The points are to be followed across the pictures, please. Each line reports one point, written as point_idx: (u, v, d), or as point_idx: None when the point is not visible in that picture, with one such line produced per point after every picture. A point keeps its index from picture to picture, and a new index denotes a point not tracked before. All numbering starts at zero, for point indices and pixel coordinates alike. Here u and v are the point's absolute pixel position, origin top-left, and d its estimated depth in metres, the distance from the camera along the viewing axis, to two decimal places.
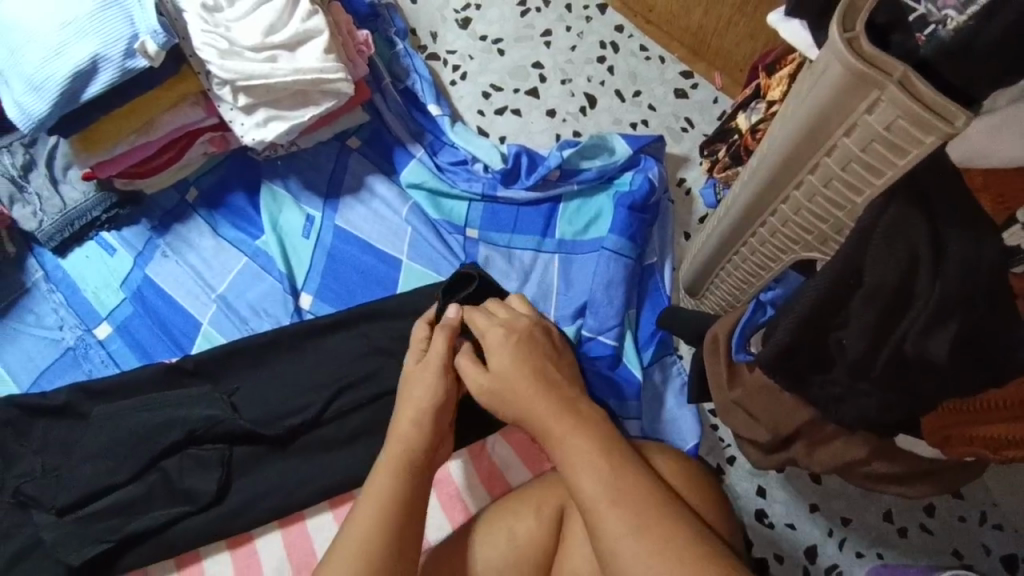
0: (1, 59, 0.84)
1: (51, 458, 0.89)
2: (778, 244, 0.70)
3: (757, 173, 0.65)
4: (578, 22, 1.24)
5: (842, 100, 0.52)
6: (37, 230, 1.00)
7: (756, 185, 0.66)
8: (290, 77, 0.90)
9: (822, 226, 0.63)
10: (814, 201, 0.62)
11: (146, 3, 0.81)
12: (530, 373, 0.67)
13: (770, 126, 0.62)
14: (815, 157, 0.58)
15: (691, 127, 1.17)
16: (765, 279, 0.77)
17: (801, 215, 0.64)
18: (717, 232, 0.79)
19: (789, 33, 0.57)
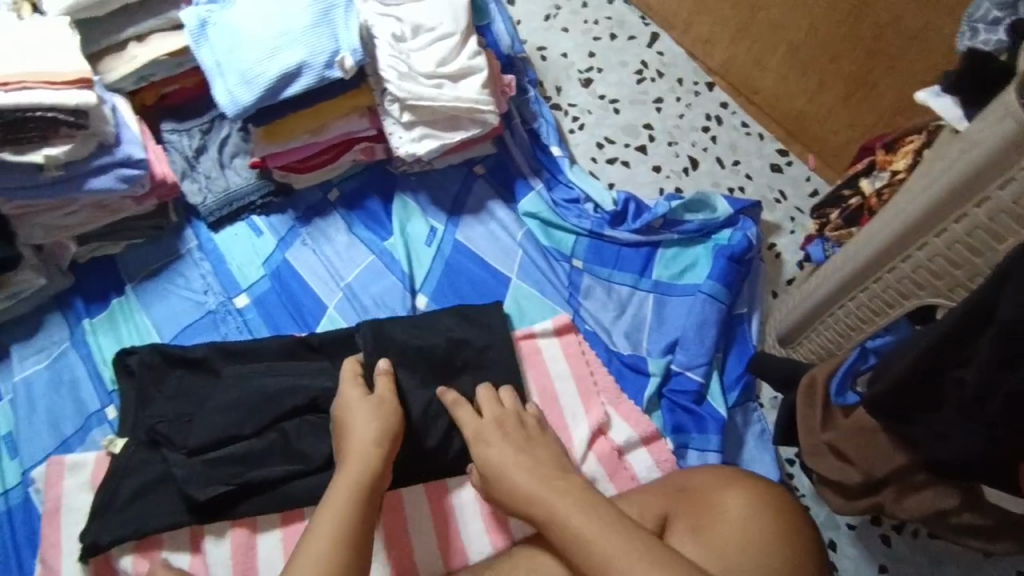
0: (218, 52, 0.96)
1: (182, 405, 0.96)
2: (903, 289, 0.77)
3: (898, 220, 0.72)
4: (688, 94, 1.37)
5: (1005, 155, 0.61)
6: (201, 205, 1.12)
7: (879, 243, 0.76)
8: (451, 103, 1.03)
9: (956, 271, 0.71)
10: (953, 248, 0.70)
11: (351, 26, 0.96)
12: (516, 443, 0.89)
13: (913, 179, 0.71)
14: (964, 207, 0.67)
15: (784, 198, 1.27)
16: (878, 325, 0.83)
17: (936, 261, 0.72)
18: (834, 279, 0.85)
19: (942, 106, 0.71)
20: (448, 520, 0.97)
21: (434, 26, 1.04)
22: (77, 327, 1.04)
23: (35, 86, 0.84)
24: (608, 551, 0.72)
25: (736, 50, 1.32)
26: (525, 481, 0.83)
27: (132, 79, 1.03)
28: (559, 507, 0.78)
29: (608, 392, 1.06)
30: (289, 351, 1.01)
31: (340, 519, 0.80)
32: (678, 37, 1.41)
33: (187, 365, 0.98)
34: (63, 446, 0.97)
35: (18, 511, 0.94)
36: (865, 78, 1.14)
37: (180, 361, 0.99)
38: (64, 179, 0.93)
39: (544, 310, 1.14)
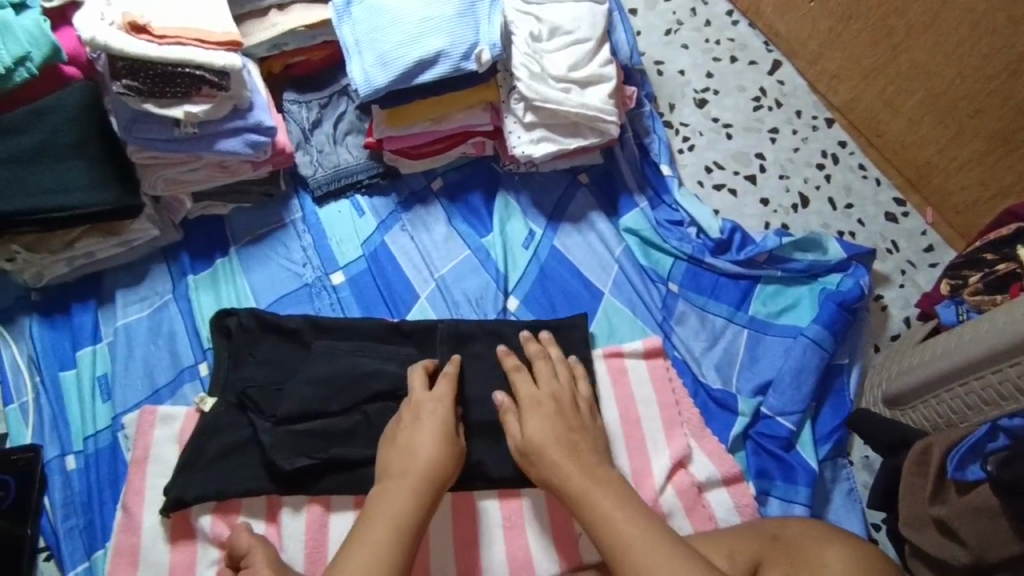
0: (361, 32, 0.98)
1: (275, 372, 0.96)
2: None
3: None
4: (805, 128, 1.32)
5: None
6: (310, 177, 1.12)
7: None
8: (577, 108, 1.01)
9: None
10: None
11: (494, 22, 0.96)
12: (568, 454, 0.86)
13: None
14: None
15: (896, 250, 1.22)
16: (1001, 410, 0.80)
17: None
18: (964, 353, 0.81)
19: None
20: (519, 532, 0.93)
21: (571, 30, 1.03)
22: (180, 282, 1.06)
23: (189, 43, 0.86)
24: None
25: (865, 90, 1.26)
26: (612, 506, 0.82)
27: (266, 46, 1.04)
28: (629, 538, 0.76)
29: (692, 423, 1.02)
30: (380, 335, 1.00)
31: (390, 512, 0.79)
32: (802, 68, 1.36)
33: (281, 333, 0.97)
34: (154, 397, 0.98)
35: (104, 455, 0.94)
36: (1011, 136, 1.08)
37: (274, 328, 0.98)
38: (196, 136, 0.94)
39: (634, 331, 1.10)
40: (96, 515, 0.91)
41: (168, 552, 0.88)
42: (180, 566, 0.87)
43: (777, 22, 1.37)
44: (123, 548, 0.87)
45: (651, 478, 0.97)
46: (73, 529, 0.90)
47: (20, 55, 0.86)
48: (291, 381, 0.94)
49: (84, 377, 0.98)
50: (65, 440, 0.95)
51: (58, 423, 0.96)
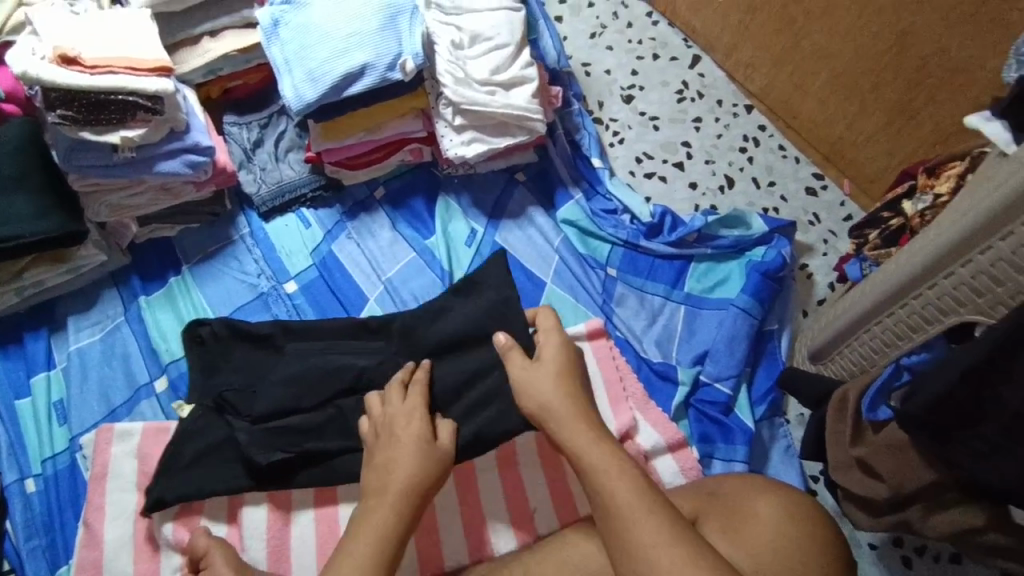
0: (290, 50, 1.02)
1: (249, 375, 0.96)
2: (927, 315, 0.80)
3: (926, 251, 0.77)
4: (726, 115, 1.41)
5: None
6: (254, 194, 1.16)
7: (921, 260, 0.78)
8: (502, 108, 1.07)
9: (978, 300, 0.74)
10: (978, 277, 0.73)
11: (416, 33, 1.02)
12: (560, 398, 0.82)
13: (944, 214, 0.75)
14: (989, 240, 0.70)
15: (817, 221, 1.30)
16: (900, 350, 0.87)
17: (959, 290, 0.75)
18: (863, 302, 0.89)
19: (991, 129, 0.72)
20: (476, 513, 0.96)
21: (491, 36, 1.09)
22: (132, 304, 1.08)
23: (121, 71, 0.89)
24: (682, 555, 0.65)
25: (776, 75, 1.35)
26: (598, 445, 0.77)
27: (201, 72, 1.08)
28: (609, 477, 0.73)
29: (636, 397, 1.07)
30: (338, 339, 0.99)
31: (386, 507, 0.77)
32: (720, 61, 1.45)
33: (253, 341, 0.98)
34: (111, 416, 1.00)
35: (63, 476, 0.96)
36: (906, 106, 1.16)
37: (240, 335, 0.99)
38: (135, 161, 0.98)
39: (577, 315, 1.16)
40: (58, 534, 0.92)
41: (131, 563, 0.89)
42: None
43: (693, 19, 1.45)
44: (86, 563, 0.89)
45: None
46: (35, 550, 0.91)
47: None
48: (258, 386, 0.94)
49: (40, 403, 1.00)
50: (23, 465, 0.96)
51: (15, 449, 0.97)
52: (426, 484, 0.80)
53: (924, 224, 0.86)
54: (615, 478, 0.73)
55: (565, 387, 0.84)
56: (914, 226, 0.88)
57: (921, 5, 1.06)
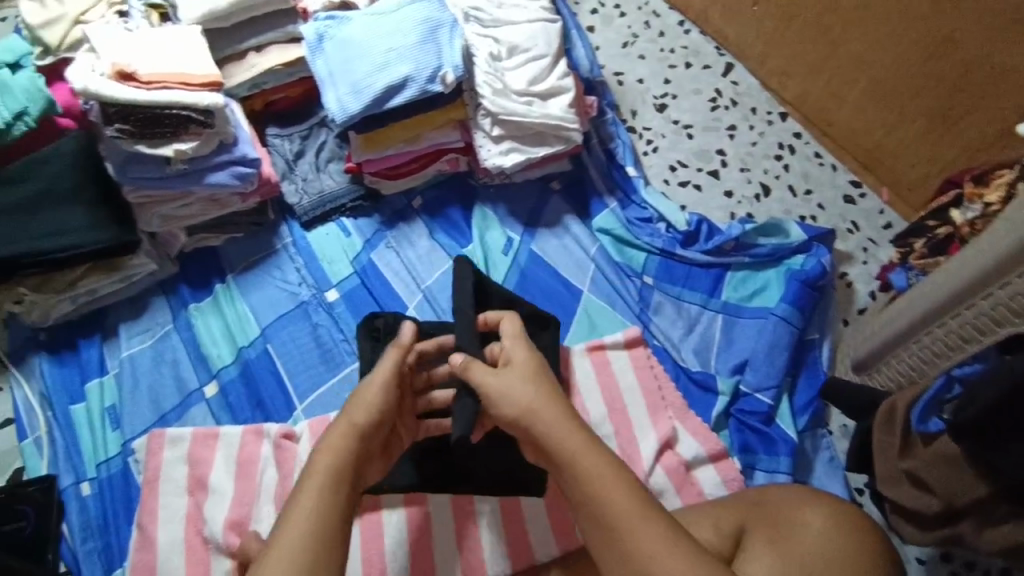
0: (333, 64, 1.05)
1: None
2: (982, 325, 0.80)
3: (982, 261, 0.77)
4: (761, 123, 1.40)
5: None
6: (296, 204, 1.19)
7: (983, 264, 0.77)
8: (540, 119, 1.08)
9: None
10: None
11: (456, 46, 1.04)
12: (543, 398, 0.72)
13: (997, 225, 0.75)
14: None
15: (856, 229, 1.28)
16: (951, 360, 0.86)
17: (1016, 299, 0.75)
18: (912, 312, 0.88)
19: None
20: (518, 521, 0.97)
21: (528, 47, 1.10)
22: (181, 312, 1.11)
23: (175, 86, 0.93)
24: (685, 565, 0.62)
25: (811, 83, 1.34)
26: (592, 451, 0.68)
27: (247, 86, 1.11)
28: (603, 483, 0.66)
29: (675, 406, 1.07)
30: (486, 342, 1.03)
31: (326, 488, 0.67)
32: (753, 69, 1.44)
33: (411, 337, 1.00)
34: (161, 421, 1.03)
35: (117, 479, 0.98)
36: (947, 113, 1.15)
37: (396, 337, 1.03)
38: (187, 173, 1.01)
39: (614, 325, 1.16)
40: (112, 536, 0.95)
41: (182, 566, 0.91)
42: None
43: (726, 28, 1.45)
44: (140, 566, 0.91)
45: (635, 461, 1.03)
46: (91, 552, 0.94)
47: (18, 110, 0.93)
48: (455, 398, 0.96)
49: (94, 407, 1.03)
50: (79, 468, 0.99)
51: (71, 453, 1.00)
52: (356, 451, 0.72)
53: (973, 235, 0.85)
54: (610, 486, 0.66)
55: (550, 391, 0.73)
56: (964, 235, 0.86)
57: (962, 11, 1.05)
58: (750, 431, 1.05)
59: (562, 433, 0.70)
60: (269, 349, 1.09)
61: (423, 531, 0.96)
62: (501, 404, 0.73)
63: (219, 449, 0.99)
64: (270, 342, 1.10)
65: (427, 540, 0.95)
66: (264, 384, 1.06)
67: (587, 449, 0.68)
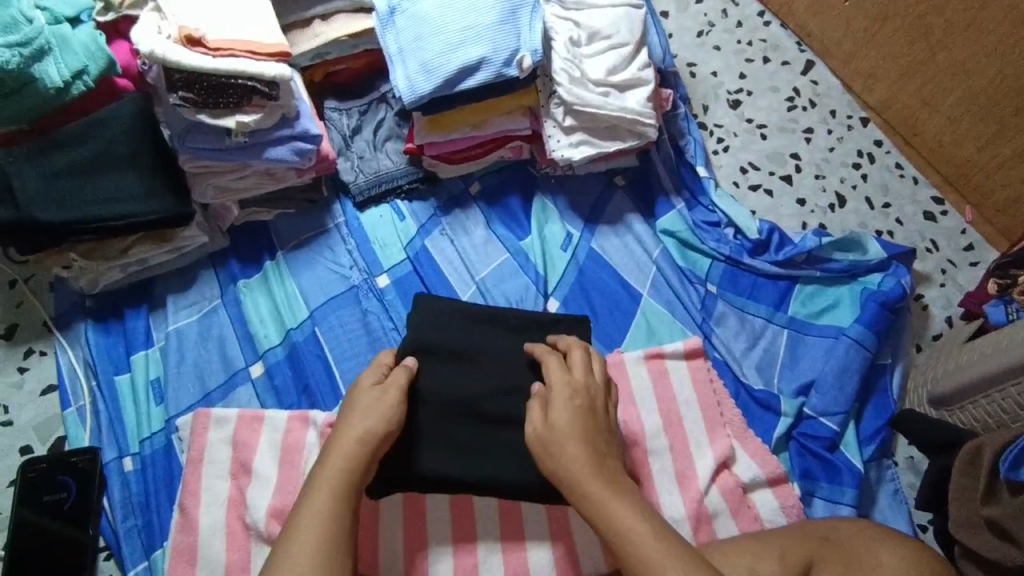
0: (405, 40, 0.99)
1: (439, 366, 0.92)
2: None
3: None
4: (840, 127, 1.32)
5: None
6: (352, 183, 1.14)
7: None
8: (617, 112, 1.02)
9: None
10: None
11: (536, 28, 0.98)
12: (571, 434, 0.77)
13: None
14: None
15: (935, 249, 1.21)
16: None
17: None
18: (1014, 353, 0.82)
19: None
20: (565, 532, 0.93)
21: (610, 34, 1.04)
22: (229, 287, 1.08)
23: (242, 54, 0.88)
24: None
25: (900, 88, 1.26)
26: (616, 496, 0.74)
27: (309, 56, 1.06)
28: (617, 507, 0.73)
29: (734, 424, 1.02)
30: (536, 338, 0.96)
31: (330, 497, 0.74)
32: (836, 68, 1.36)
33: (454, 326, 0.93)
34: (206, 399, 1.01)
35: (159, 456, 0.96)
36: None
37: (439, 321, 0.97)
38: (247, 145, 0.97)
39: (674, 333, 1.11)
40: (153, 515, 0.93)
41: (223, 551, 0.89)
42: (235, 566, 0.89)
43: (811, 22, 1.36)
44: (181, 548, 0.89)
45: (690, 480, 0.98)
46: (131, 530, 0.93)
47: (77, 69, 0.89)
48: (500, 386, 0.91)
49: (138, 380, 1.01)
50: (122, 442, 0.97)
51: (115, 426, 0.98)
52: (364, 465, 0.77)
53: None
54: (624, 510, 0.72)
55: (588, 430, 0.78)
56: None
57: None
58: (812, 455, 1.01)
59: (592, 486, 0.75)
60: (317, 332, 1.05)
61: (466, 533, 0.94)
62: (557, 443, 0.77)
63: (263, 433, 0.96)
64: (318, 325, 1.06)
65: (469, 544, 0.93)
66: (311, 369, 1.03)
67: (617, 495, 0.74)
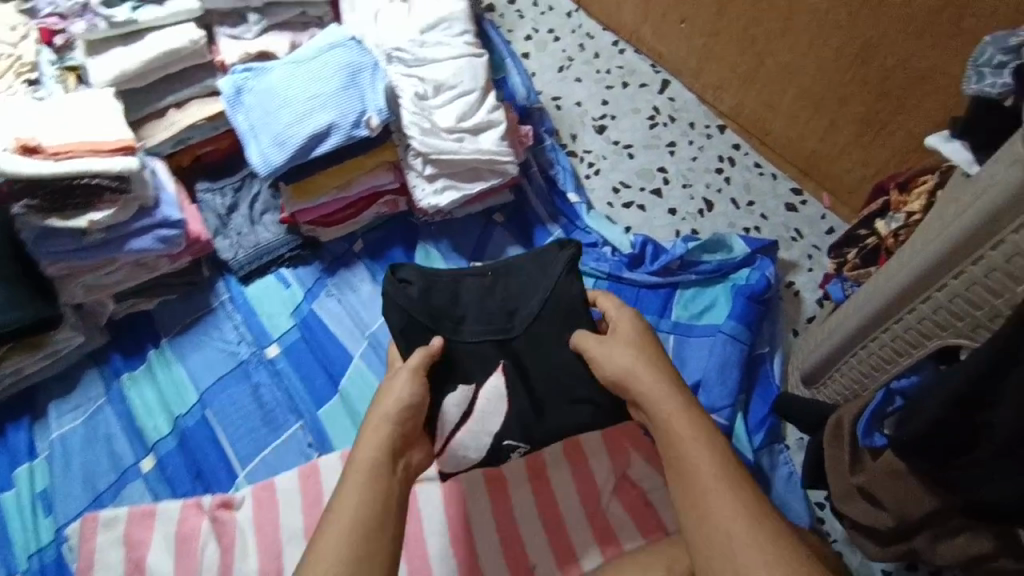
0: (253, 115, 1.01)
1: (480, 310, 0.94)
2: (915, 337, 0.79)
3: (895, 278, 0.77)
4: (700, 137, 1.41)
5: (995, 219, 0.64)
6: (231, 258, 1.15)
7: (896, 282, 0.77)
8: (472, 155, 1.08)
9: (963, 321, 0.72)
10: (957, 300, 0.72)
11: (378, 89, 1.03)
12: (640, 364, 0.82)
13: (910, 241, 0.75)
14: (962, 264, 0.69)
15: (800, 236, 1.29)
16: (890, 373, 0.85)
17: (942, 311, 0.74)
18: (845, 328, 0.87)
19: (953, 152, 0.78)
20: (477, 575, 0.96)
21: (454, 84, 1.08)
22: (114, 383, 1.07)
23: (85, 155, 0.90)
24: (744, 523, 0.67)
25: (746, 94, 1.34)
26: (686, 420, 0.76)
27: (170, 143, 1.08)
28: (678, 430, 0.75)
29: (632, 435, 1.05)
30: (532, 255, 0.96)
31: (360, 484, 0.72)
32: (689, 83, 1.44)
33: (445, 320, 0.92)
34: (97, 501, 0.99)
35: (49, 571, 0.93)
36: (876, 117, 1.15)
37: (440, 320, 0.92)
38: (107, 241, 0.98)
39: None
40: None
41: None
42: None
43: (659, 45, 1.45)
44: None
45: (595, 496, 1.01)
46: None
47: None
48: (522, 324, 0.93)
49: (23, 496, 0.98)
50: (9, 562, 0.94)
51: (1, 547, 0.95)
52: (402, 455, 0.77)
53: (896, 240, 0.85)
54: (696, 446, 0.73)
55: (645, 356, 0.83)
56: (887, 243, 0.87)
57: (878, 19, 1.04)
58: None
59: (650, 389, 0.80)
60: (208, 415, 1.05)
61: None
62: (605, 367, 0.84)
63: (157, 527, 0.94)
64: (209, 407, 1.05)
65: None
66: (202, 452, 1.02)
67: (680, 414, 0.76)
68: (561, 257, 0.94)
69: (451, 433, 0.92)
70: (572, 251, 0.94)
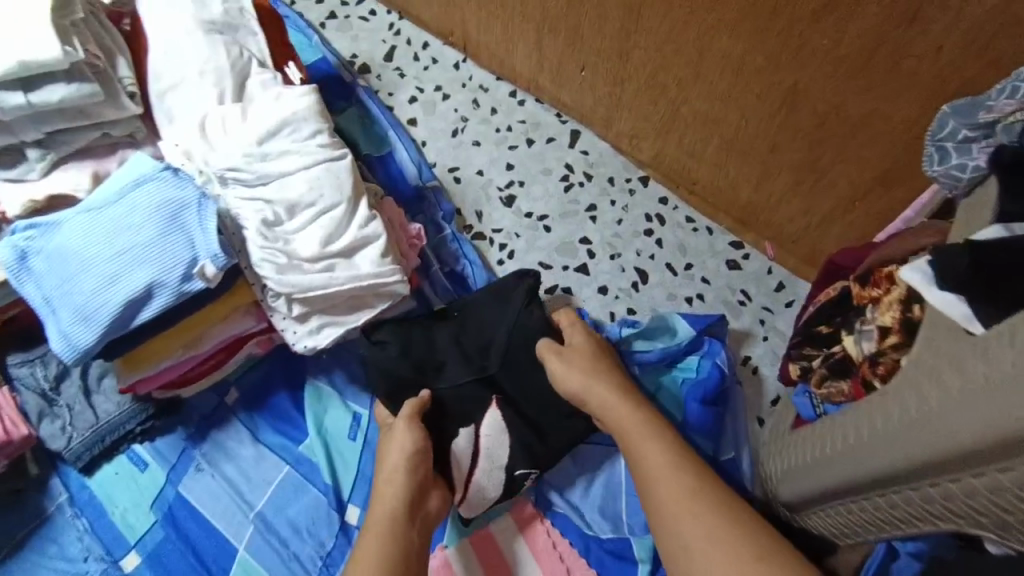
0: (48, 285, 0.78)
1: (454, 353, 0.95)
2: (935, 510, 0.62)
3: (915, 447, 0.59)
4: (622, 194, 1.23)
5: None
6: (64, 448, 0.91)
7: (902, 456, 0.61)
8: (348, 284, 0.86)
9: (1004, 517, 0.55)
10: (998, 494, 0.54)
11: (208, 227, 0.79)
12: (589, 375, 0.90)
13: (937, 402, 0.57)
14: (1012, 459, 0.52)
15: (748, 300, 1.14)
16: (897, 531, 0.68)
17: (976, 499, 0.57)
18: (838, 476, 0.70)
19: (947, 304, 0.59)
20: None
21: (312, 201, 0.87)
22: None
23: None
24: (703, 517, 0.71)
25: (665, 143, 1.17)
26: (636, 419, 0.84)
27: None
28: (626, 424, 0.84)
29: None
30: (493, 289, 1.00)
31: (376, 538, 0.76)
32: (602, 132, 1.26)
33: (421, 375, 0.93)
34: None
35: None
36: (814, 165, 0.99)
37: (419, 365, 0.94)
38: None
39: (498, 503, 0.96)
40: None
41: None
42: None
43: (561, 93, 1.26)
44: None
45: None
46: None
47: None
48: (498, 357, 0.95)
49: None
50: None
51: None
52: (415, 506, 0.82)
53: (875, 376, 0.68)
54: (643, 438, 0.81)
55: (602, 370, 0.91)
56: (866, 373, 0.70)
57: (804, 60, 0.87)
58: None
59: (612, 404, 0.86)
60: None
61: None
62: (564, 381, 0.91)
63: None
64: None
65: None
66: None
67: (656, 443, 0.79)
68: (521, 286, 0.98)
69: (468, 474, 0.91)
70: (532, 281, 0.98)
